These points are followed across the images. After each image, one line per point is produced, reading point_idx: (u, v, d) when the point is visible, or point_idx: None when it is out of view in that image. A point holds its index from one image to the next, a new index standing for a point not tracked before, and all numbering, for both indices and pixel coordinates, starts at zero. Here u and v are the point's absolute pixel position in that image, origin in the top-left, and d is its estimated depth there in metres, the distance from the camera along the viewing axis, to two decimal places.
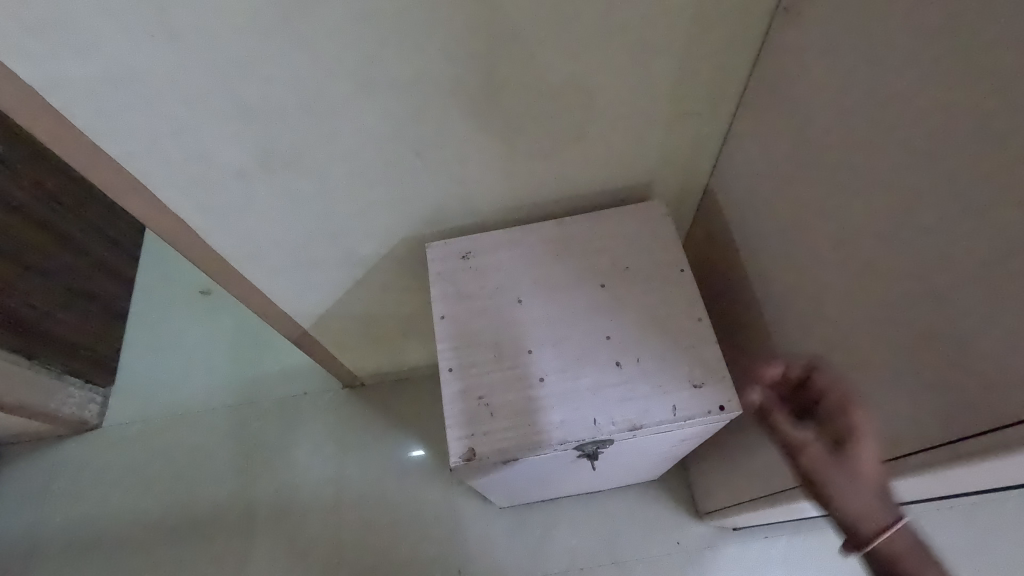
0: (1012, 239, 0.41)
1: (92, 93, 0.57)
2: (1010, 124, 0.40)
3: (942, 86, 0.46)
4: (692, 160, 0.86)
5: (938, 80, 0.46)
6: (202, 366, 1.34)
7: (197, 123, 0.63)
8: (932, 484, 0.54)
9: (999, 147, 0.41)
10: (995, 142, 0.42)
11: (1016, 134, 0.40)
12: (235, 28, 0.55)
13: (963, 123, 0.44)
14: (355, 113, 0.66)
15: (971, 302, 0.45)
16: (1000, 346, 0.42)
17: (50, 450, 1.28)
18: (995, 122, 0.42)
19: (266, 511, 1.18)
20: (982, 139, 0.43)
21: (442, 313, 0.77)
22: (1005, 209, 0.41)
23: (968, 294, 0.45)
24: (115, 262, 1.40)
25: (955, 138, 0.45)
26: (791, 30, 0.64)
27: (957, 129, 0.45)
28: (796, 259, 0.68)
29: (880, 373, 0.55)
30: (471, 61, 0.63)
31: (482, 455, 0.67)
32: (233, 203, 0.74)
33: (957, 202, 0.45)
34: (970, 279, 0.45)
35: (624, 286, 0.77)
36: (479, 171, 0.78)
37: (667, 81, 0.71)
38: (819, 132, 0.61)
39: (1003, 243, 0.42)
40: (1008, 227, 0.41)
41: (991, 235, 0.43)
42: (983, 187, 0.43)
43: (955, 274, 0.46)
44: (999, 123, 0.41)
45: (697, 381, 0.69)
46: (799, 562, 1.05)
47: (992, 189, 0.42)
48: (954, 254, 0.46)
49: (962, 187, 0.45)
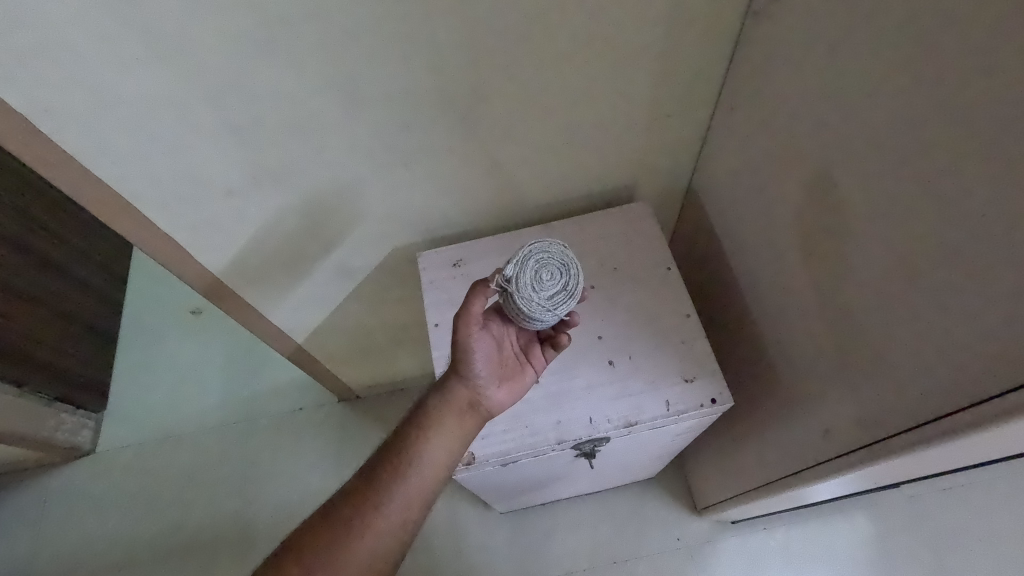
0: (977, 223, 0.43)
1: (82, 118, 0.58)
2: (970, 114, 0.43)
3: (905, 81, 0.48)
4: (674, 160, 0.88)
5: (902, 76, 0.48)
6: (195, 386, 1.34)
7: (188, 143, 0.64)
8: (917, 463, 0.56)
9: (961, 137, 0.44)
10: (958, 133, 0.44)
11: (979, 124, 0.42)
12: (222, 49, 0.56)
13: (926, 115, 0.46)
14: (342, 127, 0.67)
15: (943, 287, 0.47)
16: (975, 324, 0.44)
17: (43, 479, 1.26)
18: (957, 112, 0.44)
19: (265, 529, 1.18)
20: (944, 131, 0.45)
21: (436, 320, 0.78)
22: (970, 197, 0.43)
23: (940, 279, 0.47)
24: (104, 285, 1.39)
25: (919, 130, 0.47)
26: (762, 32, 0.66)
27: (920, 124, 0.47)
28: (779, 253, 0.70)
29: (865, 359, 0.57)
30: (456, 71, 0.65)
31: (482, 458, 0.68)
32: (224, 221, 0.75)
33: (924, 191, 0.47)
34: (941, 265, 0.47)
35: (613, 286, 0.78)
36: (466, 180, 0.80)
37: (645, 86, 0.73)
38: (796, 128, 0.63)
39: (969, 227, 0.44)
40: (971, 213, 0.43)
41: (956, 220, 0.45)
42: (949, 175, 0.45)
43: (927, 260, 0.48)
44: (959, 116, 0.44)
45: (688, 375, 0.71)
46: (798, 551, 1.07)
47: (956, 178, 0.44)
48: (924, 242, 0.48)
49: (928, 175, 0.47)
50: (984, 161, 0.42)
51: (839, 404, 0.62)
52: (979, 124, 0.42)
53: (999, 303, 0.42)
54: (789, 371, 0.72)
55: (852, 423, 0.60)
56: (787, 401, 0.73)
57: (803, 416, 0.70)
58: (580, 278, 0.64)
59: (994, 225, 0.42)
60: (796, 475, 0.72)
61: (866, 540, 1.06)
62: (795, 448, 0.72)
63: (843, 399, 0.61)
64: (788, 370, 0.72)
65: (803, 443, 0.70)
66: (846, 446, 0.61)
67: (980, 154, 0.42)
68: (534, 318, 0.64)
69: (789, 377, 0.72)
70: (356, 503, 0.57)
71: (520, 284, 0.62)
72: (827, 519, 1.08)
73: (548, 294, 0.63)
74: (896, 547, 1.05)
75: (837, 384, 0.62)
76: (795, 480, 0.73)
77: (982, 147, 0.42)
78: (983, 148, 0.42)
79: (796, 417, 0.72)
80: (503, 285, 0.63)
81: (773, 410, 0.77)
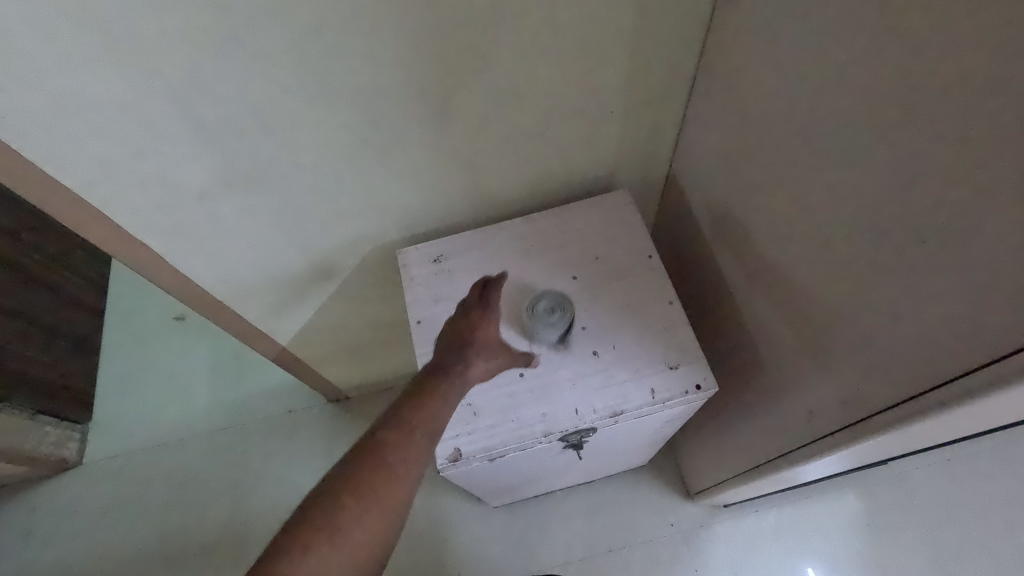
0: (951, 198, 0.43)
1: (39, 124, 0.56)
2: (943, 91, 0.42)
3: (877, 61, 0.48)
4: (652, 148, 0.87)
5: (874, 54, 0.48)
6: (181, 393, 1.33)
7: (153, 147, 0.62)
8: (900, 440, 0.57)
9: (934, 115, 0.43)
10: (929, 113, 0.44)
11: (949, 105, 0.42)
12: (182, 49, 0.55)
13: (896, 93, 0.46)
14: (312, 126, 0.66)
15: (919, 263, 0.47)
16: (956, 304, 0.44)
17: (30, 494, 1.24)
18: (926, 92, 0.44)
19: (260, 534, 1.17)
20: (915, 107, 0.45)
21: (418, 317, 0.77)
22: (942, 172, 0.43)
23: (918, 256, 0.47)
24: (84, 294, 1.38)
25: (890, 108, 0.47)
26: (732, 18, 0.66)
27: (892, 101, 0.47)
28: (760, 238, 0.70)
29: (847, 339, 0.57)
30: (425, 65, 0.64)
31: (469, 454, 0.68)
32: (198, 224, 0.73)
33: (897, 169, 0.47)
34: (917, 242, 0.47)
35: (595, 276, 0.78)
36: (443, 175, 0.79)
37: (620, 73, 0.73)
38: (771, 111, 0.63)
39: (943, 203, 0.44)
40: (945, 189, 0.43)
41: (930, 196, 0.45)
42: (922, 158, 0.45)
43: (902, 238, 0.48)
44: (929, 94, 0.44)
45: (673, 362, 0.71)
46: (791, 532, 1.07)
47: (929, 154, 0.44)
48: (900, 220, 0.48)
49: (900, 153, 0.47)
50: (954, 139, 0.42)
51: (820, 385, 0.62)
52: (947, 99, 0.42)
53: (977, 278, 0.42)
54: (773, 354, 0.72)
55: (836, 404, 0.60)
56: (771, 384, 0.74)
57: (788, 398, 0.70)
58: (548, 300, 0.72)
59: (969, 201, 0.41)
60: (784, 458, 0.73)
61: (857, 518, 1.07)
62: (782, 430, 0.72)
63: (826, 380, 0.62)
64: (771, 353, 0.72)
65: (789, 426, 0.70)
66: (830, 427, 0.61)
67: (951, 130, 0.42)
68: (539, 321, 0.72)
69: (773, 361, 0.72)
70: (407, 449, 0.54)
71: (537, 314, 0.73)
72: (818, 499, 1.09)
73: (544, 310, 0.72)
74: (886, 524, 1.06)
75: (820, 365, 0.62)
76: (782, 462, 0.73)
77: (954, 123, 0.42)
78: (954, 126, 0.42)
79: (781, 399, 0.72)
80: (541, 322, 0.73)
81: (758, 394, 0.78)
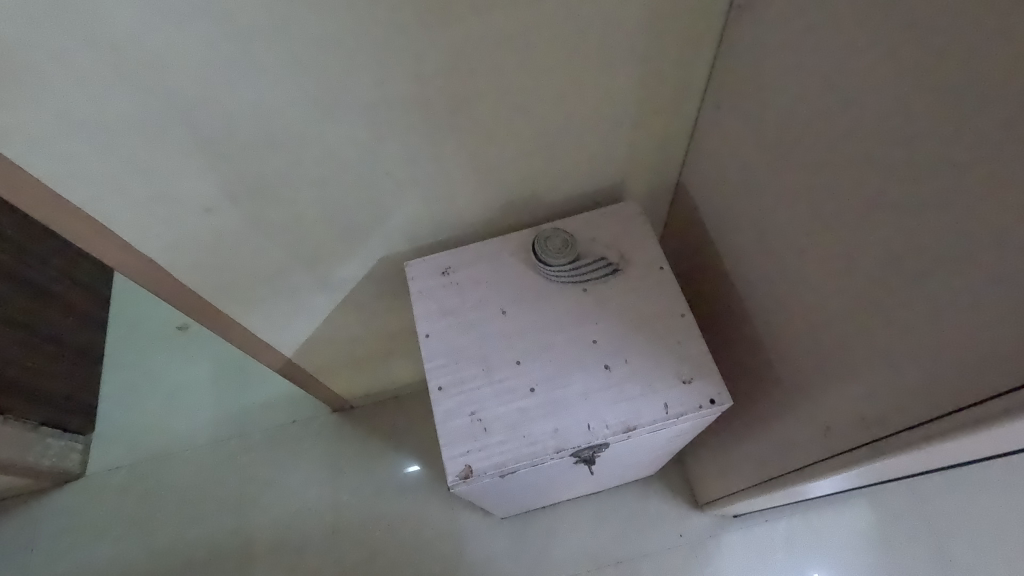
0: (994, 212, 0.42)
1: (46, 140, 0.55)
2: (981, 105, 0.42)
3: (910, 73, 0.47)
4: (663, 159, 0.87)
5: (907, 67, 0.47)
6: (185, 403, 1.32)
7: (162, 162, 0.62)
8: (921, 460, 0.55)
9: (976, 132, 0.43)
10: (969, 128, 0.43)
11: (988, 118, 0.42)
12: (198, 63, 0.54)
13: (928, 107, 0.46)
14: (321, 139, 0.66)
15: (957, 280, 0.46)
16: (988, 320, 0.43)
17: (32, 505, 1.23)
18: (966, 104, 0.43)
19: (265, 545, 1.16)
20: (957, 117, 0.44)
21: (427, 331, 0.76)
22: (983, 185, 0.43)
23: (954, 273, 0.46)
24: (86, 305, 1.37)
25: (924, 124, 0.47)
26: (749, 28, 0.66)
27: (926, 119, 0.47)
28: (777, 251, 0.69)
29: (868, 355, 0.56)
30: (441, 76, 0.63)
31: (480, 471, 0.66)
32: (203, 238, 0.72)
33: (932, 182, 0.47)
34: (955, 255, 0.46)
35: (606, 288, 0.77)
36: (451, 188, 0.78)
37: (632, 84, 0.72)
38: (790, 124, 0.62)
39: (983, 218, 0.43)
40: (988, 203, 0.43)
41: (967, 212, 0.44)
42: (959, 174, 0.45)
43: (939, 252, 0.47)
44: (966, 108, 0.43)
45: (686, 376, 0.70)
46: (801, 543, 1.06)
47: (971, 165, 0.44)
48: (934, 234, 0.47)
49: (933, 168, 0.47)
50: (997, 153, 0.41)
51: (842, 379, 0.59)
52: (989, 112, 0.42)
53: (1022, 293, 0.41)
54: (786, 368, 0.71)
55: (854, 420, 0.59)
56: (784, 397, 0.73)
57: (804, 413, 0.69)
58: (547, 241, 0.78)
59: (1011, 215, 0.41)
60: (799, 473, 0.71)
61: (867, 527, 1.06)
62: (797, 445, 0.72)
63: (844, 395, 0.61)
64: (784, 366, 0.72)
65: (805, 440, 0.70)
66: (849, 443, 0.60)
67: (993, 142, 0.42)
68: (553, 257, 0.77)
69: (786, 373, 0.72)
70: None
71: (550, 255, 0.78)
72: (827, 508, 1.08)
73: (555, 249, 0.78)
74: (897, 533, 1.05)
75: (836, 381, 0.62)
76: (797, 476, 0.72)
77: (992, 138, 0.42)
78: (995, 141, 0.41)
79: (795, 412, 0.71)
80: (562, 261, 0.78)
81: (771, 407, 0.77)
